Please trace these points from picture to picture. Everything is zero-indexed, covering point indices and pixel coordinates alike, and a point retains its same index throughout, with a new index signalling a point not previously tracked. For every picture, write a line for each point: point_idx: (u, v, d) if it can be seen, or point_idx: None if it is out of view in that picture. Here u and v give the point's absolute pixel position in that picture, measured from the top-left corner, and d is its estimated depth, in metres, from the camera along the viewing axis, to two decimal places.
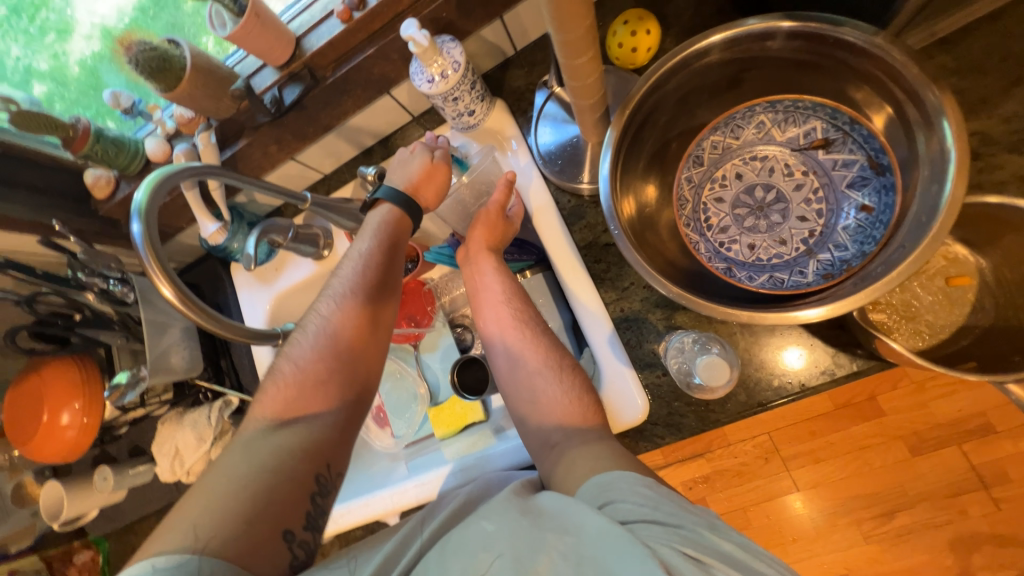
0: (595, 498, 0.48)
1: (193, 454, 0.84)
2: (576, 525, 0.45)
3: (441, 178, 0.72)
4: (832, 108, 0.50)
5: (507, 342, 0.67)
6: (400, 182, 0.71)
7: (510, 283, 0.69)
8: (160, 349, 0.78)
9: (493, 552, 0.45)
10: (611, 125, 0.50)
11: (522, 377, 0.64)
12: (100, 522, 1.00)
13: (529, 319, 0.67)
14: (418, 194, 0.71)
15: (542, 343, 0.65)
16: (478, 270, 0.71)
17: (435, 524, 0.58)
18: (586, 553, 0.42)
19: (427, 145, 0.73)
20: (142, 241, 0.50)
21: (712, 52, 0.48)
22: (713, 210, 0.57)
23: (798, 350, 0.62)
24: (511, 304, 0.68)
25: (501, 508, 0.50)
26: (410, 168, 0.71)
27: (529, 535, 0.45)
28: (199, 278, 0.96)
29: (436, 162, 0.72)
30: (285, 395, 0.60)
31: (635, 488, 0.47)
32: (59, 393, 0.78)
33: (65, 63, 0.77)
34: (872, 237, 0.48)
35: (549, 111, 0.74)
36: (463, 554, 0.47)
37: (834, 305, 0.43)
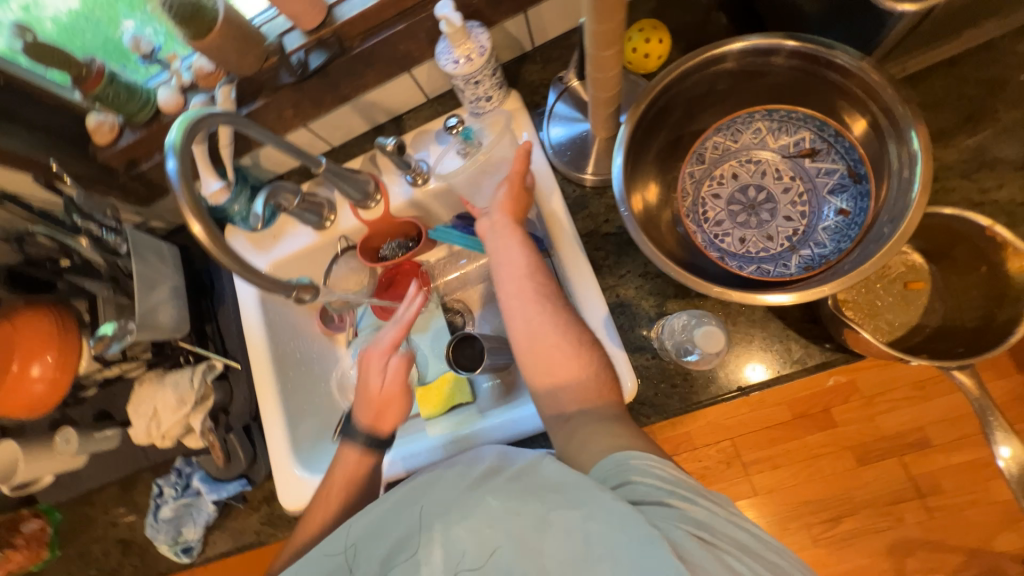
0: (613, 476, 0.52)
1: (172, 416, 0.81)
2: (582, 501, 0.49)
3: (401, 399, 0.76)
4: (820, 120, 0.57)
5: (527, 317, 0.65)
6: (363, 416, 0.75)
7: (533, 257, 0.69)
8: (149, 304, 0.77)
9: (501, 523, 0.50)
10: (626, 120, 0.54)
11: (538, 350, 0.63)
12: (53, 490, 0.95)
13: (551, 294, 0.66)
14: (381, 422, 0.75)
15: (562, 320, 0.64)
16: (502, 243, 0.70)
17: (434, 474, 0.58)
18: (592, 529, 0.47)
19: (381, 368, 0.76)
20: (178, 178, 0.50)
21: (723, 61, 0.54)
22: (710, 204, 0.62)
23: (762, 365, 0.67)
24: (533, 278, 0.67)
25: (501, 477, 0.53)
26: (367, 399, 0.75)
27: (537, 507, 0.50)
28: (187, 242, 0.94)
29: (391, 390, 0.75)
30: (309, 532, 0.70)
31: (649, 473, 0.51)
32: (31, 341, 0.75)
33: (36, 18, 0.72)
34: (848, 236, 0.55)
35: (561, 112, 0.79)
36: (468, 520, 0.52)
37: (801, 293, 0.49)
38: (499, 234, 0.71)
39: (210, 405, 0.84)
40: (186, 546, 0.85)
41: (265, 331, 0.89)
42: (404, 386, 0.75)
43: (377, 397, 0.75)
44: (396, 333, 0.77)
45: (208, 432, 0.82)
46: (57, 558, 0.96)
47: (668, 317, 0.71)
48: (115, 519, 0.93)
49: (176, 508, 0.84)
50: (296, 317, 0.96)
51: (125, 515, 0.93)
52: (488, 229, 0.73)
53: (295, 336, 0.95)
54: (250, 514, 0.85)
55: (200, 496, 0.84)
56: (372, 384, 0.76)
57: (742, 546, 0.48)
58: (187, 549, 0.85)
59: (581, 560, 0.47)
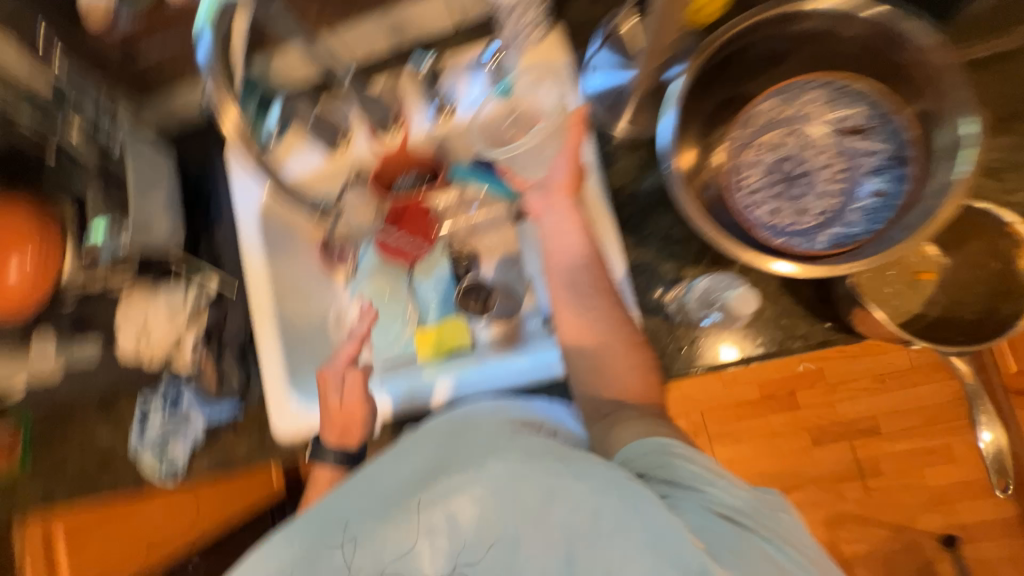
0: (658, 462, 0.54)
1: (164, 332, 0.79)
2: (589, 475, 0.51)
3: (363, 415, 0.82)
4: (876, 97, 0.57)
5: (581, 307, 0.66)
6: (329, 434, 0.80)
7: (590, 246, 0.69)
8: (142, 210, 0.73)
9: (506, 487, 0.53)
10: (682, 73, 0.54)
11: (594, 341, 0.65)
12: (26, 399, 0.91)
13: (606, 287, 0.67)
14: (348, 437, 0.81)
15: (615, 314, 0.66)
16: (561, 227, 0.69)
17: (448, 434, 0.62)
18: (604, 506, 0.49)
19: (342, 380, 0.82)
20: (207, 52, 0.54)
21: (804, 20, 0.52)
22: (749, 171, 0.62)
23: (737, 345, 0.69)
24: (590, 268, 0.67)
25: (507, 447, 0.56)
26: (331, 418, 0.80)
27: (543, 483, 0.52)
28: (183, 152, 0.88)
29: (351, 405, 0.81)
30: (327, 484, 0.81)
31: (680, 464, 0.53)
32: (9, 234, 0.71)
33: None
34: (881, 219, 0.56)
35: (601, 62, 0.74)
36: (479, 488, 0.54)
37: (805, 268, 0.53)
38: (559, 213, 0.70)
39: (204, 322, 0.82)
40: (172, 465, 0.83)
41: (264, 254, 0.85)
42: (362, 399, 0.81)
43: (338, 414, 0.80)
44: (352, 348, 0.83)
45: (201, 353, 0.81)
46: (26, 471, 0.93)
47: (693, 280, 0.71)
48: (93, 434, 0.91)
49: (166, 425, 0.83)
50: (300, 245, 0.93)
51: (106, 429, 0.90)
52: (545, 209, 0.71)
53: (294, 261, 0.91)
54: (239, 439, 0.84)
55: (191, 416, 0.83)
56: (331, 402, 0.81)
57: (766, 522, 0.51)
58: (173, 468, 0.83)
59: (590, 535, 0.49)
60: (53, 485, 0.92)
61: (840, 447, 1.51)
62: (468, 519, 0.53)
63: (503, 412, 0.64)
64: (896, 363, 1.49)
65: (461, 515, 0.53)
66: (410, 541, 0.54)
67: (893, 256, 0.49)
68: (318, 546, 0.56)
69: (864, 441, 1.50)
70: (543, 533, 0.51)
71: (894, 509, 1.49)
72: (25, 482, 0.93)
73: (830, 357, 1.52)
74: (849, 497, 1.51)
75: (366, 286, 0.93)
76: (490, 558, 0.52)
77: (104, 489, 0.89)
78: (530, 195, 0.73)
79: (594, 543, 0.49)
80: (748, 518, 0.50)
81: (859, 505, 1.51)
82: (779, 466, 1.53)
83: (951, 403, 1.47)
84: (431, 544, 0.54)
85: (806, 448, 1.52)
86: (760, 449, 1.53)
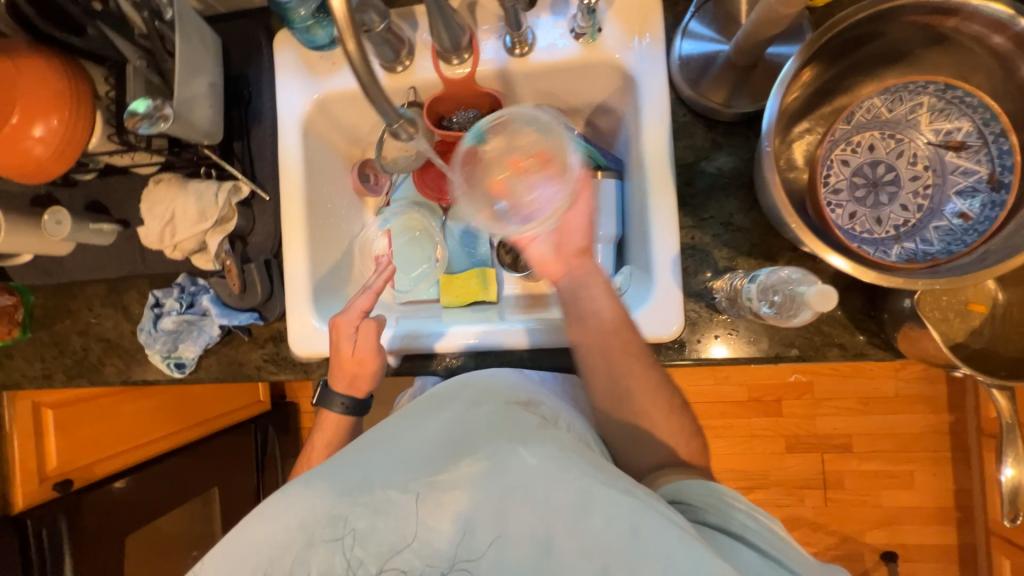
0: (710, 507, 0.58)
1: (191, 227, 0.75)
2: (627, 491, 0.55)
3: (375, 362, 0.79)
4: (991, 114, 0.53)
5: (609, 369, 0.69)
6: (337, 381, 0.80)
7: (617, 307, 0.71)
8: (186, 92, 0.66)
9: (538, 481, 0.58)
10: (795, 54, 0.53)
11: (622, 391, 0.69)
12: (30, 270, 0.87)
13: (638, 348, 0.69)
14: (353, 387, 0.80)
15: (651, 374, 0.68)
16: (586, 287, 0.72)
17: (480, 420, 0.67)
18: (640, 523, 0.53)
19: (355, 333, 0.78)
20: None
21: (956, 16, 0.51)
22: (836, 168, 0.60)
23: (725, 347, 0.70)
24: (621, 331, 0.69)
25: (539, 442, 0.62)
26: (342, 364, 0.78)
27: (577, 486, 0.57)
28: (227, 36, 0.81)
29: (360, 356, 0.78)
30: (333, 425, 0.82)
31: (723, 502, 0.58)
32: (34, 95, 0.63)
33: None
34: (961, 241, 0.54)
35: (693, 29, 0.71)
36: (513, 482, 0.59)
37: (857, 267, 0.51)
38: (583, 277, 0.72)
39: (230, 228, 0.78)
40: (179, 361, 0.82)
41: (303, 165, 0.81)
42: (375, 350, 0.78)
43: (350, 361, 0.77)
44: (366, 300, 0.78)
45: (226, 253, 0.77)
46: (25, 340, 0.91)
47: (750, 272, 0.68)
48: (98, 317, 0.88)
49: (178, 323, 0.80)
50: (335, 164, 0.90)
51: (111, 315, 0.88)
52: (564, 274, 0.73)
53: (330, 180, 0.88)
54: (252, 348, 0.82)
55: (206, 317, 0.80)
56: (344, 349, 0.78)
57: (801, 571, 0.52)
58: (180, 365, 0.82)
59: (626, 554, 0.53)
60: (52, 361, 0.90)
61: (811, 457, 1.57)
62: (495, 511, 0.58)
63: (507, 393, 0.70)
64: (881, 390, 1.54)
65: (490, 506, 0.58)
66: (438, 523, 0.58)
67: (965, 284, 0.49)
68: (348, 505, 0.59)
69: (833, 455, 1.57)
70: (575, 542, 0.55)
71: (845, 519, 1.57)
72: (22, 353, 0.91)
73: (821, 373, 1.56)
74: (807, 504, 1.57)
75: (399, 218, 0.96)
76: (516, 555, 0.56)
77: (105, 375, 0.88)
78: (536, 249, 0.73)
79: (630, 561, 0.52)
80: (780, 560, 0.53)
81: (816, 512, 1.57)
82: (749, 464, 1.58)
83: (924, 435, 1.53)
84: (458, 534, 0.58)
85: (780, 453, 1.58)
86: (735, 445, 1.59)
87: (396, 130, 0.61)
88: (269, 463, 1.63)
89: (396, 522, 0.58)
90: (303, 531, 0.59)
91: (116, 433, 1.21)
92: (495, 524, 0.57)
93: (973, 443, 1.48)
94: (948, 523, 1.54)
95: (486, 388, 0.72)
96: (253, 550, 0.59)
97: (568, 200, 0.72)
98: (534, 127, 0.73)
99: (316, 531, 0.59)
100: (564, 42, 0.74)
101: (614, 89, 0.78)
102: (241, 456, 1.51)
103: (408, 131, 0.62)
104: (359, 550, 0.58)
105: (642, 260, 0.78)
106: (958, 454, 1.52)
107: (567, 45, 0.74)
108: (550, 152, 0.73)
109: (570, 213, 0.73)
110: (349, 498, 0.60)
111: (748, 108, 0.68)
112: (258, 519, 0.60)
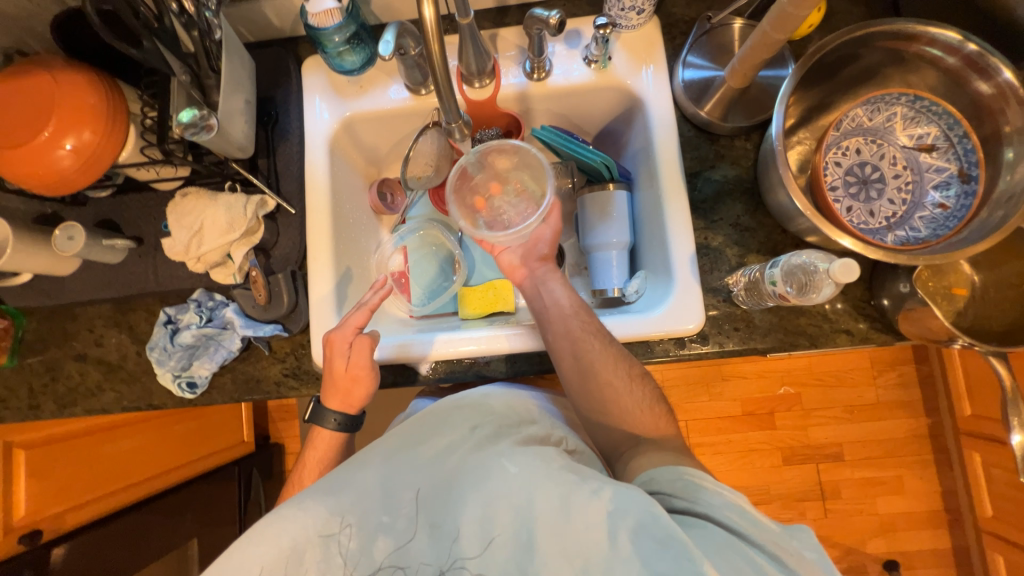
0: (685, 490, 0.56)
1: (218, 238, 0.75)
2: (605, 494, 0.53)
3: (369, 380, 0.74)
4: (954, 120, 0.64)
5: (580, 349, 0.70)
6: (331, 399, 0.75)
7: (574, 297, 0.76)
8: (227, 107, 0.71)
9: (519, 488, 0.56)
10: (789, 75, 0.61)
11: (593, 388, 0.70)
12: (27, 292, 0.83)
13: (600, 329, 0.72)
14: (351, 403, 0.75)
15: (611, 352, 0.71)
16: (548, 283, 0.78)
17: (473, 438, 0.64)
18: (617, 525, 0.51)
19: (348, 347, 0.73)
20: None
21: (917, 42, 0.62)
22: (832, 169, 0.69)
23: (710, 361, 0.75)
24: (578, 317, 0.73)
25: (523, 453, 0.60)
26: (333, 379, 0.73)
27: (558, 492, 0.55)
28: (259, 63, 0.86)
29: (357, 374, 0.73)
30: (322, 446, 0.77)
31: (697, 486, 0.56)
32: (71, 110, 0.63)
33: None
34: (946, 227, 0.63)
35: (692, 61, 0.80)
36: (496, 491, 0.57)
37: (863, 245, 0.59)
38: (542, 276, 0.79)
39: (256, 241, 0.79)
40: (192, 382, 0.78)
41: (330, 178, 0.83)
42: (370, 366, 0.73)
43: (343, 378, 0.73)
44: (361, 317, 0.75)
45: (251, 265, 0.78)
46: (10, 370, 0.84)
47: (766, 262, 0.73)
48: (99, 340, 0.84)
49: (198, 337, 0.78)
50: (354, 184, 0.92)
51: (115, 336, 0.84)
52: (527, 276, 0.80)
53: (351, 197, 0.91)
54: (271, 363, 0.80)
55: (227, 329, 0.78)
56: (338, 364, 0.73)
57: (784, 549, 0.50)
58: (192, 385, 0.78)
59: (605, 557, 0.51)
60: (41, 390, 0.84)
61: (807, 469, 1.60)
62: (481, 520, 0.56)
63: (503, 416, 0.67)
64: (863, 397, 1.61)
65: (477, 515, 0.56)
66: (428, 537, 0.58)
67: (943, 261, 0.57)
68: (338, 521, 0.57)
69: (828, 464, 1.60)
70: (558, 547, 0.53)
71: (845, 529, 1.58)
72: (6, 382, 0.84)
73: (808, 386, 1.62)
74: (808, 517, 1.58)
75: (418, 234, 0.98)
76: (498, 557, 0.55)
77: (102, 401, 0.82)
78: (507, 257, 0.82)
79: (610, 564, 0.50)
80: (757, 539, 0.50)
81: (818, 525, 1.58)
82: (750, 479, 1.60)
83: (907, 439, 1.60)
84: (447, 542, 0.57)
85: (778, 466, 1.60)
86: (734, 462, 1.60)
87: (453, 129, 0.71)
88: (252, 510, 1.50)
89: (386, 536, 0.58)
90: (293, 553, 0.55)
91: (94, 478, 1.09)
92: (480, 533, 0.56)
93: (952, 443, 1.55)
94: (941, 526, 1.57)
95: (500, 405, 0.70)
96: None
97: (540, 219, 0.81)
98: (519, 159, 0.85)
99: (308, 552, 0.56)
100: (579, 68, 0.82)
101: (622, 111, 0.87)
102: (224, 502, 1.38)
103: (462, 132, 0.72)
104: (351, 565, 0.57)
105: (657, 264, 0.83)
106: (940, 456, 1.59)
107: (581, 72, 0.82)
108: (530, 181, 0.85)
109: (541, 227, 0.82)
110: (343, 515, 0.58)
111: (742, 122, 0.77)
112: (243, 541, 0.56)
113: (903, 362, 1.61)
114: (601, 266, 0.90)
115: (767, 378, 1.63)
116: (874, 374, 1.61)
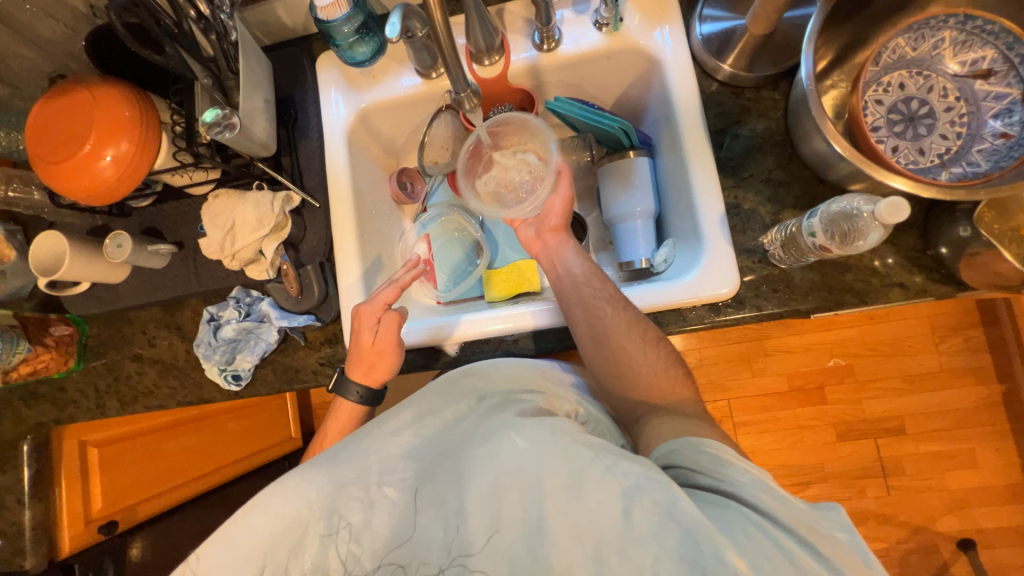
0: (709, 468, 0.53)
1: (249, 235, 0.78)
2: (618, 470, 0.50)
3: (394, 356, 0.76)
4: (1013, 38, 0.58)
5: (601, 315, 0.70)
6: (356, 373, 0.77)
7: (586, 265, 0.76)
8: (249, 108, 0.73)
9: (527, 463, 0.53)
10: (817, 11, 0.57)
11: (607, 351, 0.69)
12: (86, 300, 0.89)
13: (609, 294, 0.72)
14: (372, 376, 0.76)
15: (624, 317, 0.70)
16: (554, 252, 0.79)
17: (480, 409, 0.64)
18: (632, 504, 0.48)
19: (376, 320, 0.75)
20: None
21: None
22: (872, 108, 0.65)
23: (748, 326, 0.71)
24: (589, 282, 0.73)
25: (531, 425, 0.57)
26: (360, 354, 0.75)
27: (568, 467, 0.51)
28: (277, 64, 0.88)
29: (382, 349, 0.75)
30: (347, 412, 0.78)
31: (723, 462, 0.53)
32: (109, 122, 0.67)
33: None
34: (1009, 157, 0.58)
35: (709, 14, 0.76)
36: (503, 467, 0.54)
37: (916, 184, 0.55)
38: (549, 248, 0.80)
39: (284, 236, 0.81)
40: (236, 374, 0.83)
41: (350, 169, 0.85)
42: (397, 341, 0.75)
43: (369, 351, 0.74)
44: (391, 294, 0.76)
45: (282, 260, 0.80)
46: (79, 372, 0.91)
47: (804, 215, 0.68)
48: (151, 340, 0.89)
49: (238, 331, 0.82)
50: (375, 176, 0.95)
51: (166, 337, 0.89)
52: (537, 247, 0.82)
53: (373, 188, 0.93)
54: (308, 353, 0.83)
55: (265, 323, 0.81)
56: (364, 339, 0.75)
57: (815, 534, 0.47)
58: (237, 377, 0.83)
59: (618, 537, 0.47)
60: (106, 389, 0.90)
61: (865, 444, 1.50)
62: (487, 500, 0.53)
63: (514, 390, 0.66)
64: (924, 365, 1.49)
65: (483, 494, 0.53)
66: (438, 519, 0.54)
67: (1008, 194, 0.51)
68: (342, 496, 0.57)
69: (889, 439, 1.50)
70: (567, 525, 0.49)
71: (913, 507, 1.47)
72: (77, 383, 0.91)
73: (861, 356, 1.52)
74: (869, 495, 1.49)
75: (439, 222, 0.98)
76: (508, 542, 0.51)
77: (159, 397, 0.88)
78: (524, 230, 0.84)
79: (623, 546, 0.47)
80: (788, 522, 0.47)
81: (881, 503, 1.49)
82: (802, 458, 1.52)
83: (978, 408, 1.47)
84: (455, 523, 0.53)
85: (832, 444, 1.51)
86: (782, 439, 1.53)
87: (461, 99, 0.70)
88: None
89: (387, 508, 0.57)
90: (295, 524, 0.56)
91: (156, 473, 1.16)
92: (488, 513, 0.52)
93: None
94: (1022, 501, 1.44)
95: (510, 375, 0.69)
96: (246, 542, 0.56)
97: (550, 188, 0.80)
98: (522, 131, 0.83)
99: (309, 526, 0.56)
100: (589, 34, 0.80)
101: (639, 75, 0.84)
102: None
103: (471, 102, 0.71)
104: (355, 541, 0.55)
105: (685, 230, 0.80)
106: (1017, 426, 1.45)
107: (593, 37, 0.80)
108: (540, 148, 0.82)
109: (551, 197, 0.80)
110: (347, 489, 0.57)
111: (769, 70, 0.73)
112: (252, 509, 0.57)
113: (969, 325, 1.48)
114: (626, 238, 0.87)
115: (814, 351, 1.54)
116: (935, 340, 1.49)
